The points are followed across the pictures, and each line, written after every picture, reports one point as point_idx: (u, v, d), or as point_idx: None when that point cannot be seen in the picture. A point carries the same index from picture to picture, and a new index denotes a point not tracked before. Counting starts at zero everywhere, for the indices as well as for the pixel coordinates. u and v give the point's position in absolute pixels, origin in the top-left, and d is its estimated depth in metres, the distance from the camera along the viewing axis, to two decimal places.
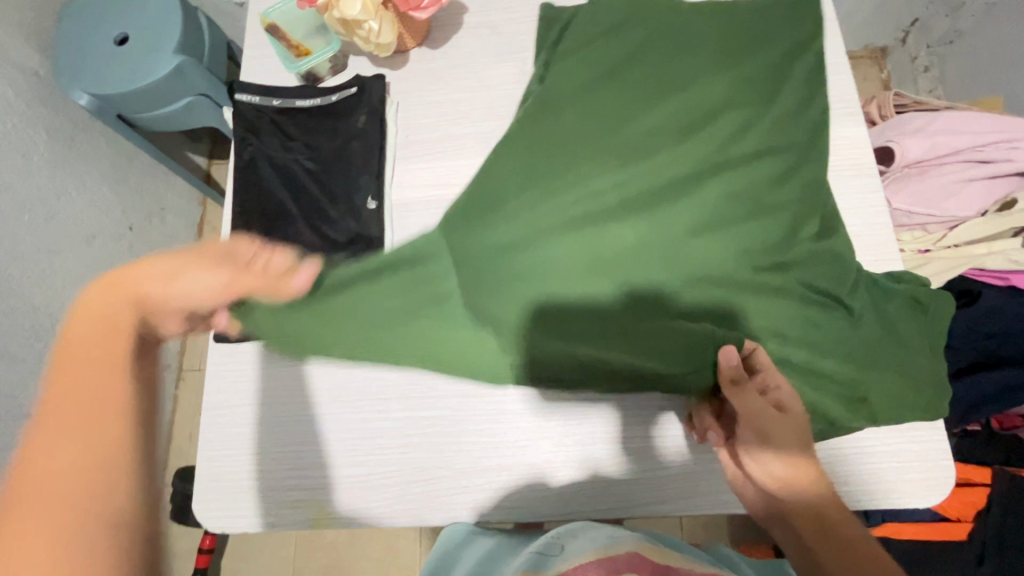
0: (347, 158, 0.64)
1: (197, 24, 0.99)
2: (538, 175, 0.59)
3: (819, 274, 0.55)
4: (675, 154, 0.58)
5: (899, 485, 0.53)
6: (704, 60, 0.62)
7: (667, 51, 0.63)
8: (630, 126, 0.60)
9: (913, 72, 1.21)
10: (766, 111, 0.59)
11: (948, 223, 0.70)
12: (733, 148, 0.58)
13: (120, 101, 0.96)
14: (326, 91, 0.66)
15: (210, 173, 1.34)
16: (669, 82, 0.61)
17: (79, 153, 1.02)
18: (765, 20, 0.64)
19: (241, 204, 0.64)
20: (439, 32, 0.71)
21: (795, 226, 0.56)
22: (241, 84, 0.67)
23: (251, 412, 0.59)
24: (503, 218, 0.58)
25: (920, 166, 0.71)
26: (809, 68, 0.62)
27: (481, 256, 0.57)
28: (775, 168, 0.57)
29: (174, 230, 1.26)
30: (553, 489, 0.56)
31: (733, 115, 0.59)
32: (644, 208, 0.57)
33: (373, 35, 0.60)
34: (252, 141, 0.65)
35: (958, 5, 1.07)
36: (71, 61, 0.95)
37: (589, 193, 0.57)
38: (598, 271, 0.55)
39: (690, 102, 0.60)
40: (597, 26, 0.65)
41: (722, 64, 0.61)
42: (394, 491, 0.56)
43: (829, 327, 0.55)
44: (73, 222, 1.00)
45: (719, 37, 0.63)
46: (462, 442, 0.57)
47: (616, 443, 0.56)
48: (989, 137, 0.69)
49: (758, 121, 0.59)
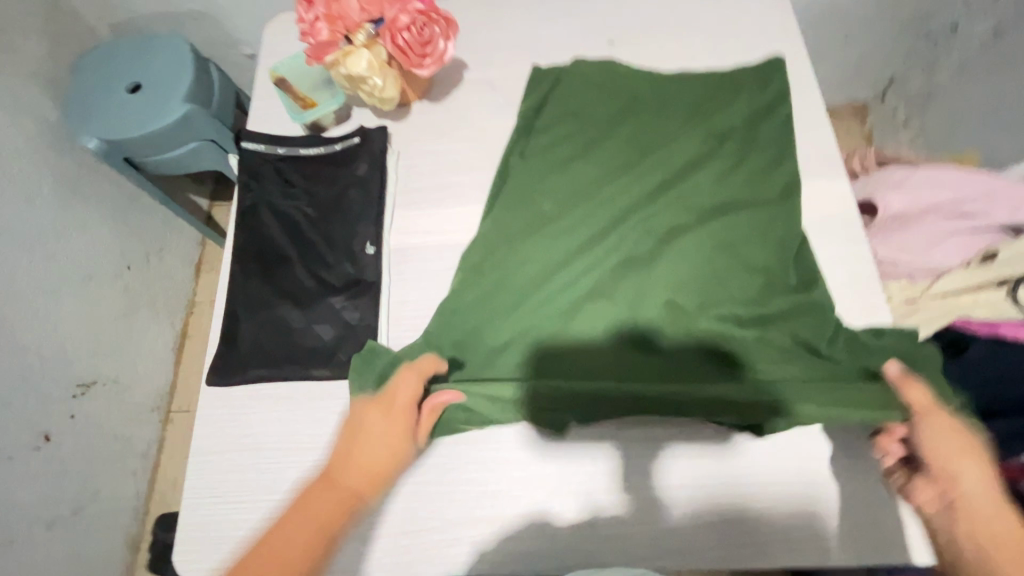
0: (346, 205, 0.66)
1: (207, 75, 1.04)
2: (528, 233, 0.62)
3: (800, 325, 0.56)
4: (651, 212, 0.62)
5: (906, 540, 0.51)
6: (677, 122, 0.67)
7: (644, 114, 0.68)
8: (609, 185, 0.64)
9: (893, 127, 1.26)
10: (737, 168, 0.63)
11: (934, 273, 0.72)
12: (705, 203, 0.62)
13: (128, 145, 0.99)
14: (329, 141, 0.69)
15: (211, 214, 1.36)
16: (645, 144, 0.66)
17: (83, 193, 1.04)
18: (742, 82, 0.69)
19: (242, 249, 0.65)
20: (440, 86, 0.74)
21: (778, 278, 0.58)
22: (247, 134, 0.69)
23: (239, 459, 0.58)
24: (492, 274, 0.60)
25: (903, 220, 0.75)
26: (788, 125, 0.66)
27: (474, 307, 0.59)
28: (749, 223, 0.60)
29: (172, 269, 1.27)
30: (551, 534, 0.54)
31: (709, 184, 0.63)
32: (626, 264, 0.60)
33: (377, 91, 0.62)
34: (256, 188, 0.67)
35: (931, 66, 1.13)
36: (82, 107, 0.98)
37: (575, 250, 0.61)
38: (585, 322, 0.58)
39: (663, 162, 0.65)
40: (583, 87, 0.70)
41: (693, 126, 0.66)
42: (387, 543, 0.54)
43: (826, 368, 0.54)
44: (71, 259, 1.00)
45: (697, 100, 0.68)
46: (459, 491, 0.55)
47: (615, 491, 0.54)
48: (966, 192, 0.72)
49: (730, 178, 0.63)
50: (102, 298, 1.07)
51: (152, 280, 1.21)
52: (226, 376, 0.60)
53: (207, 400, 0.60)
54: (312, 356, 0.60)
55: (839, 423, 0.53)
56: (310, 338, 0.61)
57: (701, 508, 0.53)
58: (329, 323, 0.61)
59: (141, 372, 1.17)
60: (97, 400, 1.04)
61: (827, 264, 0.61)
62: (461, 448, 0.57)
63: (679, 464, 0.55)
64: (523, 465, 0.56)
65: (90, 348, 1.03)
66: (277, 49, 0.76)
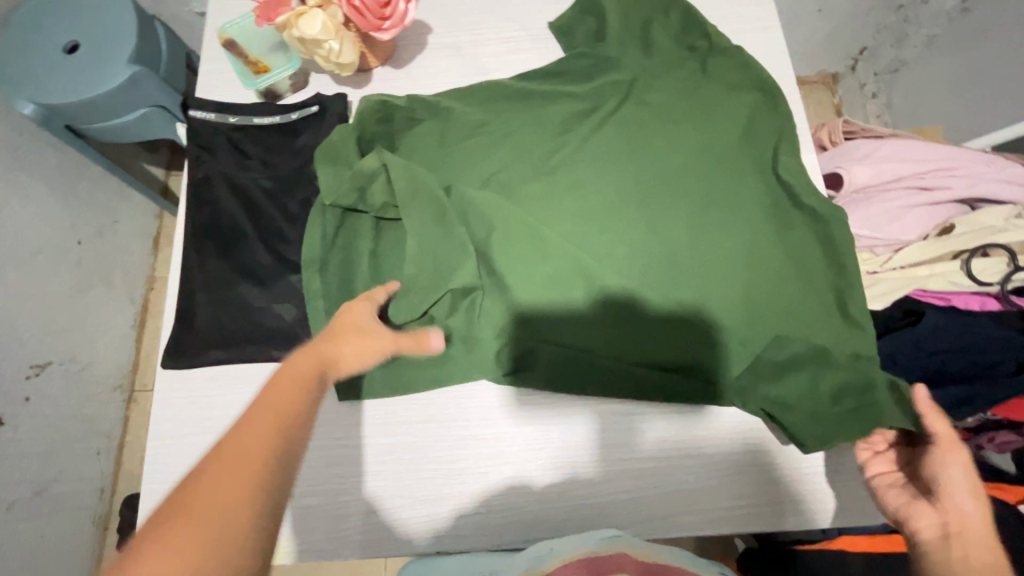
0: (303, 180, 0.65)
1: (154, 40, 0.93)
2: (801, 295, 0.61)
3: (744, 310, 0.61)
4: (730, 289, 0.61)
5: (808, 501, 0.59)
6: (617, 261, 0.63)
7: (651, 267, 0.63)
8: (757, 318, 0.60)
9: (862, 98, 1.27)
10: (659, 275, 0.62)
11: (893, 246, 0.74)
12: (675, 295, 0.61)
13: (73, 112, 0.88)
14: (285, 109, 0.66)
15: (168, 184, 1.28)
16: (676, 293, 0.61)
17: (24, 162, 0.93)
18: (701, 69, 0.69)
19: (193, 223, 0.63)
20: (403, 52, 0.72)
21: (708, 254, 0.63)
22: (196, 100, 0.66)
23: (203, 441, 0.58)
24: (805, 311, 0.60)
25: (867, 192, 0.77)
26: (753, 103, 0.67)
27: (631, 210, 0.65)
28: (672, 319, 0.61)
29: (128, 241, 1.20)
30: (529, 500, 0.59)
31: (733, 298, 0.61)
32: (770, 291, 0.61)
33: (333, 56, 0.60)
34: (206, 160, 0.65)
35: (901, 36, 1.13)
36: (11, 69, 0.85)
37: (793, 320, 0.60)
38: (704, 221, 0.64)
39: (681, 296, 0.61)
40: (628, 271, 0.63)
41: (608, 267, 0.63)
42: (353, 522, 0.59)
43: (531, 114, 0.68)
44: (17, 237, 0.92)
45: (675, 89, 0.68)
46: (430, 480, 0.59)
47: (570, 461, 0.60)
48: (924, 167, 0.75)
49: (656, 251, 0.63)
50: (53, 274, 1.00)
51: (107, 254, 1.14)
52: (183, 358, 0.60)
53: (171, 383, 0.60)
54: (274, 336, 0.60)
55: (608, 151, 0.67)
56: (271, 317, 0.61)
57: (654, 481, 0.59)
58: (290, 303, 0.61)
59: (101, 353, 1.12)
60: (53, 380, 0.98)
61: (791, 241, 0.63)
62: (434, 429, 0.61)
63: (653, 425, 0.61)
64: (495, 429, 0.61)
65: (41, 328, 0.96)
66: (232, 11, 0.71)
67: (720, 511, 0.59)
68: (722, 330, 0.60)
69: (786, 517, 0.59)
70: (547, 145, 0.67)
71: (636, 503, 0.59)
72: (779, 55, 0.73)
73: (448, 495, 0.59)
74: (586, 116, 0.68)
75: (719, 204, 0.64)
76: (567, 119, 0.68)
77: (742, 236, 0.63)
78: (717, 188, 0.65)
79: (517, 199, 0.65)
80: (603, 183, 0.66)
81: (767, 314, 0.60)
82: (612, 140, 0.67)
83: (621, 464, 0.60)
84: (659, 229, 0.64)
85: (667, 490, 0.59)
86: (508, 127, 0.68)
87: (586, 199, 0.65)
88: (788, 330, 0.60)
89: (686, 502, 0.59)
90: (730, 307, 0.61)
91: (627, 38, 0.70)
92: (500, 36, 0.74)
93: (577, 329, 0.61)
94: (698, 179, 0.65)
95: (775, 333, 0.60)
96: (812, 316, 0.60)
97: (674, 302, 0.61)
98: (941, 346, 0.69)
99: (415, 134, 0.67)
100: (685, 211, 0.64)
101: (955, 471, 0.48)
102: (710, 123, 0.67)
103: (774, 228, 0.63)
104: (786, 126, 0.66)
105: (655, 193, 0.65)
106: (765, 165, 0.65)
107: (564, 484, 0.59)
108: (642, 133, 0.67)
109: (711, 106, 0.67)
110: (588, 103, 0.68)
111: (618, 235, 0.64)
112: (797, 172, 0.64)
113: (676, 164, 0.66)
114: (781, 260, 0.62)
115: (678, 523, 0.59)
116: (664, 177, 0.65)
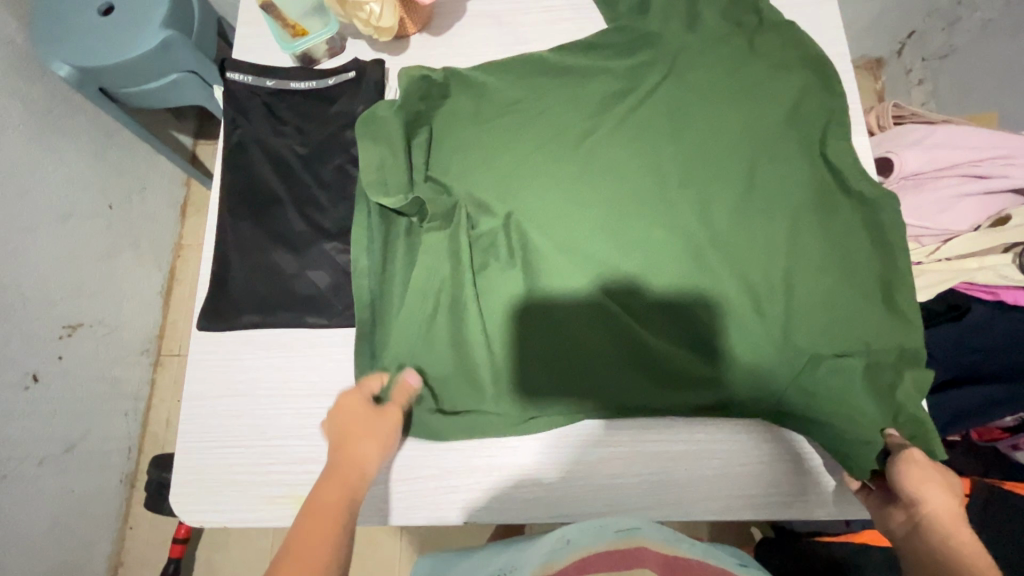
0: (338, 146, 0.64)
1: (186, 3, 0.92)
2: (842, 281, 0.59)
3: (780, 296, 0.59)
4: (767, 275, 0.60)
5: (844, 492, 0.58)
6: (651, 243, 0.61)
7: (687, 250, 0.61)
8: (795, 306, 0.59)
9: (907, 84, 1.21)
10: (694, 259, 0.61)
11: (942, 236, 0.71)
12: (709, 279, 0.60)
13: (107, 76, 0.88)
14: (322, 74, 0.65)
15: (197, 153, 1.28)
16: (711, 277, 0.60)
17: (57, 126, 0.94)
18: (750, 44, 0.66)
19: (229, 188, 0.63)
20: (441, 19, 0.70)
21: (746, 238, 0.61)
22: (233, 62, 0.65)
23: (235, 404, 0.59)
24: (846, 298, 0.58)
25: (917, 179, 0.74)
26: (803, 81, 0.64)
27: (668, 190, 0.63)
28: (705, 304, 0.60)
29: (156, 209, 1.21)
30: (557, 477, 0.59)
31: (769, 284, 0.60)
32: (811, 278, 0.59)
33: (373, 18, 0.60)
34: (242, 124, 0.64)
35: (954, 19, 1.07)
36: (46, 30, 0.85)
37: (833, 308, 0.58)
38: (743, 203, 0.62)
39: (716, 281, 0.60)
40: (663, 254, 0.61)
41: (641, 249, 0.61)
42: (379, 491, 0.59)
43: (571, 87, 0.66)
44: (49, 200, 0.93)
45: (720, 63, 0.66)
46: (459, 454, 0.59)
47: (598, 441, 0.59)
48: (980, 154, 0.71)
49: (692, 233, 0.62)
50: (85, 238, 1.01)
51: (136, 220, 1.15)
52: (218, 321, 0.60)
53: (207, 345, 0.60)
54: (306, 304, 0.60)
55: (647, 127, 0.65)
56: (304, 285, 0.61)
57: (685, 465, 0.58)
58: (323, 270, 0.61)
59: (129, 318, 1.14)
60: (83, 342, 1.00)
61: (836, 225, 0.61)
62: None
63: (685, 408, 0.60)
64: None
65: (71, 290, 0.98)
66: None
67: (750, 497, 0.58)
68: (757, 316, 0.59)
69: (818, 507, 0.58)
70: (586, 120, 0.66)
71: (663, 487, 0.58)
72: (832, 32, 0.69)
73: (474, 470, 0.59)
74: (626, 91, 0.66)
75: (760, 187, 0.62)
76: (607, 93, 0.66)
77: (783, 220, 0.61)
78: (759, 170, 0.62)
79: (553, 175, 0.63)
80: (641, 161, 0.64)
81: (805, 300, 0.59)
82: (654, 118, 0.65)
83: (652, 447, 0.59)
84: (697, 210, 0.62)
85: (697, 475, 0.58)
86: (547, 100, 0.66)
87: (622, 177, 0.63)
88: (827, 318, 0.58)
89: (717, 487, 0.58)
90: (765, 294, 0.59)
91: (673, 10, 0.67)
92: (540, 6, 0.72)
93: (612, 308, 0.60)
94: (740, 159, 0.63)
95: (813, 320, 0.58)
96: (853, 303, 0.58)
97: (708, 287, 0.60)
98: (985, 342, 0.67)
99: (450, 106, 0.66)
100: (725, 193, 0.62)
101: (919, 473, 0.48)
102: (756, 101, 0.64)
103: (818, 212, 0.61)
104: (836, 107, 0.63)
105: (693, 173, 0.63)
106: (812, 146, 0.63)
107: (592, 463, 0.59)
108: (683, 109, 0.65)
109: (758, 84, 0.65)
110: (630, 78, 0.66)
111: (654, 215, 0.62)
112: (847, 155, 0.62)
113: (717, 144, 0.64)
114: (823, 244, 0.60)
115: (709, 507, 0.58)
116: (704, 156, 0.63)
